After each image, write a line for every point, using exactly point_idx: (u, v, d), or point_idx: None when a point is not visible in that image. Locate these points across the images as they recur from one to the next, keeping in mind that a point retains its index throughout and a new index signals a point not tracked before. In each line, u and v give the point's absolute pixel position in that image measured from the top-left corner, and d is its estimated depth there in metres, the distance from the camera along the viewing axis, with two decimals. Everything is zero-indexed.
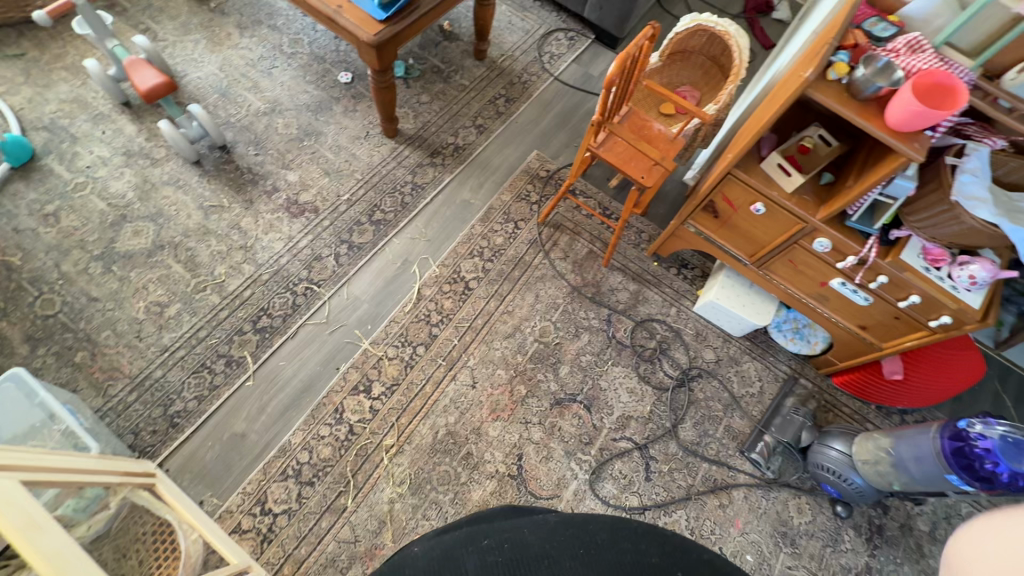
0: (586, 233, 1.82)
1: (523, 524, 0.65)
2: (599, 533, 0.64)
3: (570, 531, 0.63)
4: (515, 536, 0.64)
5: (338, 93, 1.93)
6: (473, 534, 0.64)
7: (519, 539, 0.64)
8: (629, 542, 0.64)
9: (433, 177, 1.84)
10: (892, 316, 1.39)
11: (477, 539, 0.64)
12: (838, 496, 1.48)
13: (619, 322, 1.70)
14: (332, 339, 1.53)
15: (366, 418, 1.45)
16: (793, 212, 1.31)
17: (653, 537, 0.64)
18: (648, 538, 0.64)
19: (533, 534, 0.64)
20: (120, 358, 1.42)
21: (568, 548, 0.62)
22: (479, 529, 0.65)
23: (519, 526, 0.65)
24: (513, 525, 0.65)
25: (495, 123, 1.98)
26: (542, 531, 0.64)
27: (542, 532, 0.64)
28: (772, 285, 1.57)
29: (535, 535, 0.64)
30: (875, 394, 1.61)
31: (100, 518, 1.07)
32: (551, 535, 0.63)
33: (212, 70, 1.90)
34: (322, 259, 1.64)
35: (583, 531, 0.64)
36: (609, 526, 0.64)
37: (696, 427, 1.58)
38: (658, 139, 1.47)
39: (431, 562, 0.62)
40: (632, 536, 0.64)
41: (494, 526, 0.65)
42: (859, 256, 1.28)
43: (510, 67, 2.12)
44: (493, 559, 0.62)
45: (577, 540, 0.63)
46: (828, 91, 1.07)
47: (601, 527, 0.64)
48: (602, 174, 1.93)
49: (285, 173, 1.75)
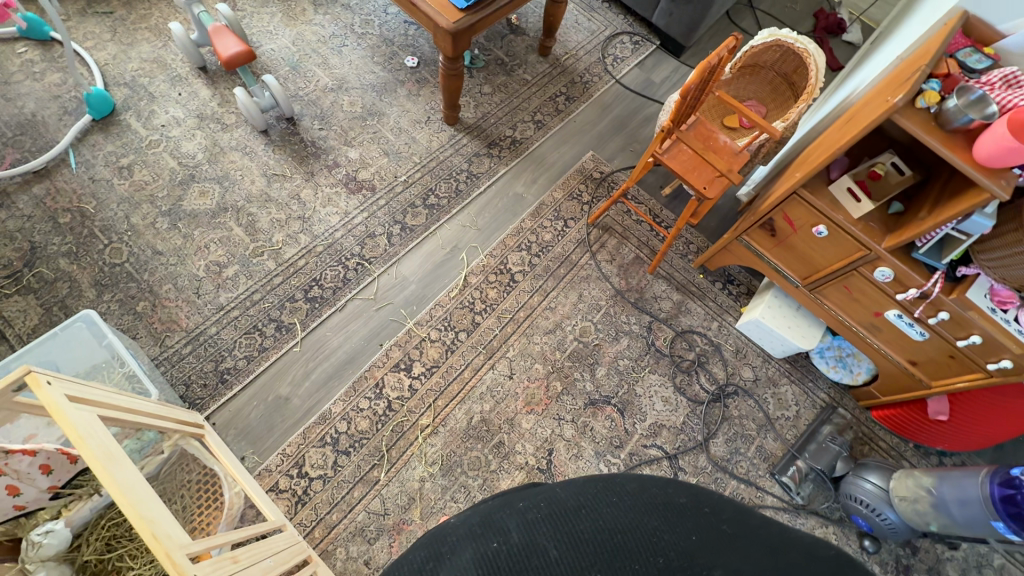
0: (634, 239, 1.82)
1: (553, 484, 0.63)
2: (629, 484, 0.63)
3: (601, 484, 0.62)
4: (547, 494, 0.62)
5: (403, 76, 1.97)
6: (508, 500, 0.62)
7: (552, 495, 0.61)
8: (658, 488, 0.62)
9: (488, 168, 1.86)
10: (946, 354, 1.36)
11: (512, 502, 0.61)
12: (869, 530, 1.45)
13: (659, 330, 1.69)
14: (378, 316, 1.57)
15: (405, 396, 1.48)
16: (857, 238, 1.29)
17: (682, 484, 0.63)
18: (675, 483, 0.63)
19: (565, 491, 0.61)
20: (178, 311, 1.48)
21: (603, 496, 0.60)
22: (512, 497, 0.63)
23: (548, 487, 0.63)
24: (542, 489, 0.64)
25: (554, 120, 1.99)
26: (571, 487, 0.62)
27: (573, 488, 0.62)
28: (822, 309, 1.55)
29: (566, 491, 0.62)
30: (915, 432, 1.57)
31: (152, 461, 1.14)
32: (582, 489, 0.62)
33: (286, 43, 1.95)
34: (374, 237, 1.67)
35: (615, 484, 0.63)
36: (638, 480, 0.63)
37: (727, 443, 1.57)
38: (723, 151, 1.46)
39: (470, 528, 0.58)
40: (660, 483, 0.63)
41: (524, 493, 0.63)
42: (922, 289, 1.26)
43: (573, 66, 2.13)
44: (534, 515, 0.58)
45: (610, 490, 0.61)
46: (915, 118, 1.05)
47: (629, 480, 0.63)
48: (656, 182, 1.93)
49: (347, 149, 1.79)
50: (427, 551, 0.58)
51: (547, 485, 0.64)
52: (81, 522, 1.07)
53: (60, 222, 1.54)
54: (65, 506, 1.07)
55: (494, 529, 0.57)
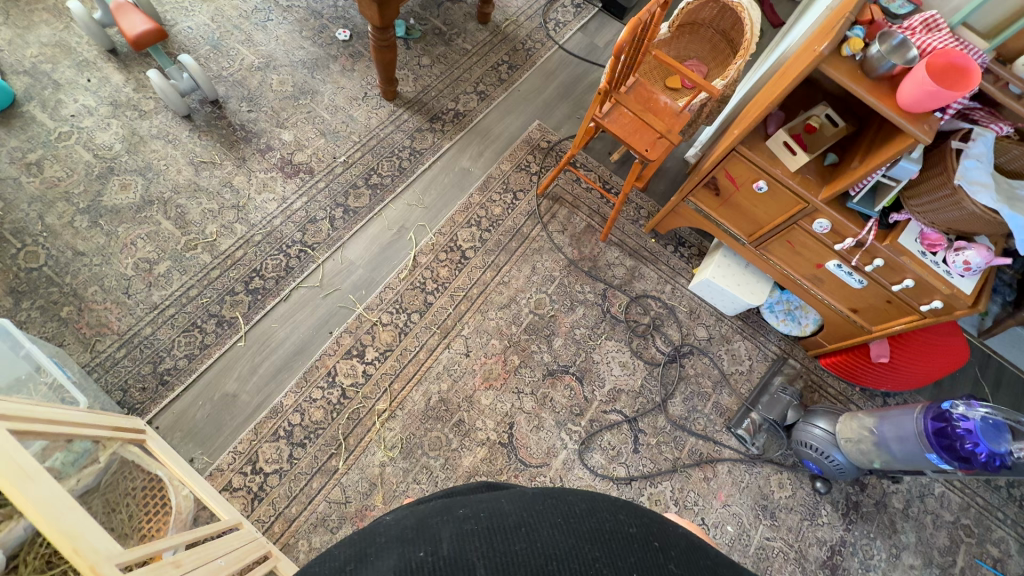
0: (585, 207, 1.80)
1: (500, 495, 0.50)
2: (579, 504, 0.49)
3: (547, 501, 0.49)
4: (490, 506, 0.49)
5: (335, 51, 1.87)
6: (448, 504, 0.50)
7: (495, 508, 0.48)
8: (607, 512, 0.49)
9: (432, 144, 1.80)
10: (883, 299, 1.41)
11: (451, 508, 0.49)
12: (819, 473, 1.52)
13: (614, 297, 1.70)
14: (325, 303, 1.52)
15: (359, 382, 1.45)
16: (795, 192, 1.31)
17: (637, 510, 0.50)
18: (629, 508, 0.50)
19: (510, 503, 0.49)
20: (108, 314, 1.40)
21: (546, 516, 0.47)
22: (456, 500, 0.51)
23: (495, 497, 0.50)
24: (489, 497, 0.51)
25: (497, 90, 1.94)
26: (520, 499, 0.49)
27: (520, 501, 0.49)
28: (768, 265, 1.58)
29: (512, 505, 0.49)
30: (862, 375, 1.63)
31: (88, 472, 1.02)
32: (528, 504, 0.49)
33: (204, 20, 1.82)
34: (316, 222, 1.61)
35: (562, 502, 0.49)
36: (591, 499, 0.50)
37: (685, 402, 1.61)
38: (664, 112, 1.45)
39: (403, 531, 0.47)
40: (611, 505, 0.50)
41: (471, 498, 0.51)
42: (857, 238, 1.29)
43: (514, 33, 2.07)
44: (470, 527, 0.46)
45: (555, 510, 0.48)
46: (842, 67, 1.06)
47: (579, 497, 0.50)
48: (604, 148, 1.91)
49: (280, 131, 1.70)
50: (355, 548, 0.47)
51: (498, 493, 0.52)
52: (16, 543, 1.01)
53: None
54: None
55: (427, 536, 0.46)
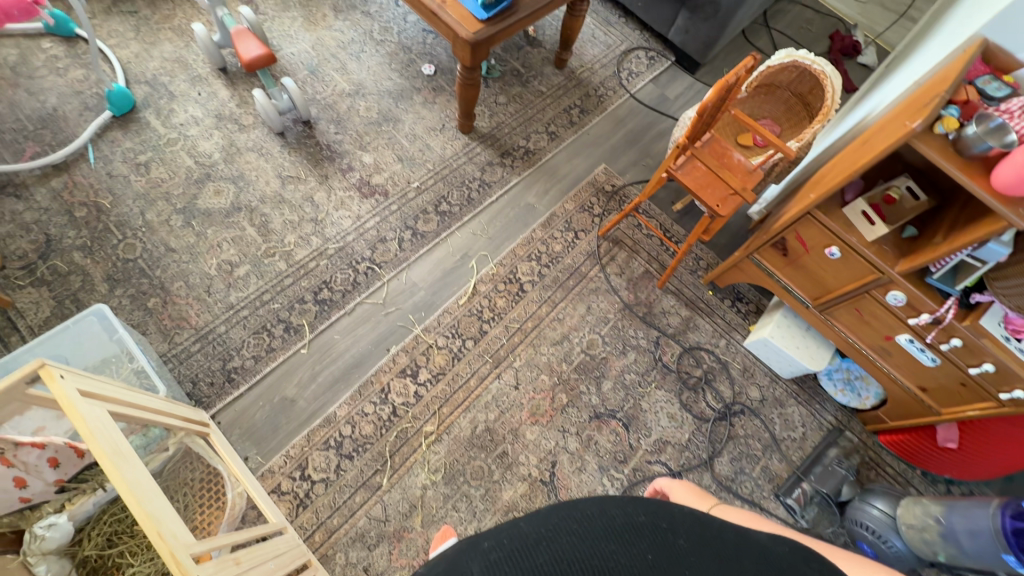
0: (644, 253, 1.82)
1: (520, 518, 0.53)
2: (591, 507, 0.51)
3: (561, 511, 0.51)
4: (509, 530, 0.51)
5: (419, 84, 1.99)
6: (474, 540, 0.51)
7: (514, 530, 0.50)
8: (616, 507, 0.51)
9: (500, 177, 1.87)
10: (957, 381, 1.35)
11: (476, 543, 0.50)
12: (874, 557, 1.44)
13: (667, 346, 1.69)
14: (386, 321, 1.57)
15: (409, 402, 1.48)
16: (870, 261, 1.29)
17: (641, 500, 0.52)
18: (635, 500, 0.52)
19: (527, 524, 0.51)
20: (189, 308, 1.49)
21: (563, 524, 0.49)
22: (478, 537, 0.52)
23: (512, 522, 0.53)
24: (508, 524, 0.53)
25: (567, 132, 2.01)
26: (536, 518, 0.51)
27: (537, 520, 0.51)
28: (832, 331, 1.54)
29: (530, 524, 0.51)
30: (924, 459, 1.56)
31: (157, 458, 1.12)
32: (544, 520, 0.51)
33: (305, 48, 1.97)
34: (385, 241, 1.68)
35: (576, 509, 0.51)
36: (600, 502, 0.52)
37: (732, 463, 1.56)
38: (737, 169, 1.47)
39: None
40: (618, 500, 0.52)
41: (492, 530, 0.52)
42: (934, 315, 1.25)
43: (588, 79, 2.15)
44: (495, 557, 0.47)
45: (570, 516, 0.50)
46: (933, 144, 1.05)
47: (590, 503, 0.52)
48: (667, 197, 1.94)
49: (362, 154, 1.80)
50: None
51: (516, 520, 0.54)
52: (84, 516, 1.06)
53: (76, 216, 1.56)
54: (68, 499, 1.05)
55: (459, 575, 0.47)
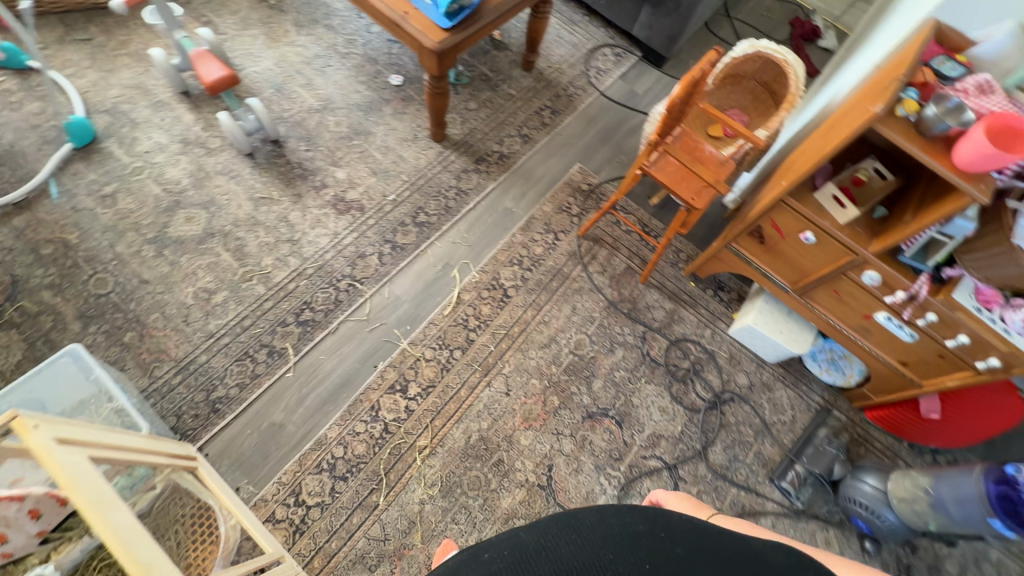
0: (625, 249, 1.83)
1: (518, 527, 0.56)
2: (589, 516, 0.55)
3: (561, 521, 0.55)
4: (510, 539, 0.54)
5: (388, 95, 1.97)
6: (473, 551, 0.54)
7: (515, 539, 0.54)
8: (613, 517, 0.56)
9: (476, 184, 1.86)
10: (936, 353, 1.38)
11: (476, 553, 0.54)
12: (868, 532, 1.47)
13: (654, 340, 1.70)
14: (371, 337, 1.56)
15: (401, 417, 1.47)
16: (844, 243, 1.32)
17: (639, 509, 0.57)
18: (633, 508, 0.56)
19: (527, 533, 0.54)
20: (167, 340, 1.46)
21: (563, 534, 0.54)
22: (478, 545, 0.55)
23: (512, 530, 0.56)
24: (507, 533, 0.56)
25: (540, 134, 2.01)
26: (535, 526, 0.55)
27: (537, 529, 0.55)
28: (812, 314, 1.57)
29: (530, 533, 0.55)
30: (911, 431, 1.59)
31: (144, 498, 1.11)
32: (544, 530, 0.55)
33: (269, 66, 1.94)
34: (364, 257, 1.66)
35: (575, 519, 0.55)
36: (598, 510, 0.56)
37: (725, 451, 1.58)
38: (709, 161, 1.49)
39: None
40: (617, 510, 0.56)
41: (491, 539, 0.56)
42: (909, 291, 1.28)
43: (556, 80, 2.15)
44: (498, 567, 0.52)
45: (570, 526, 0.54)
46: (896, 126, 1.08)
47: (589, 512, 0.56)
48: (643, 191, 1.95)
49: (335, 170, 1.78)
50: None
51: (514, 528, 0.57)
52: (72, 564, 1.02)
53: (42, 254, 1.51)
54: (54, 549, 1.02)
55: None
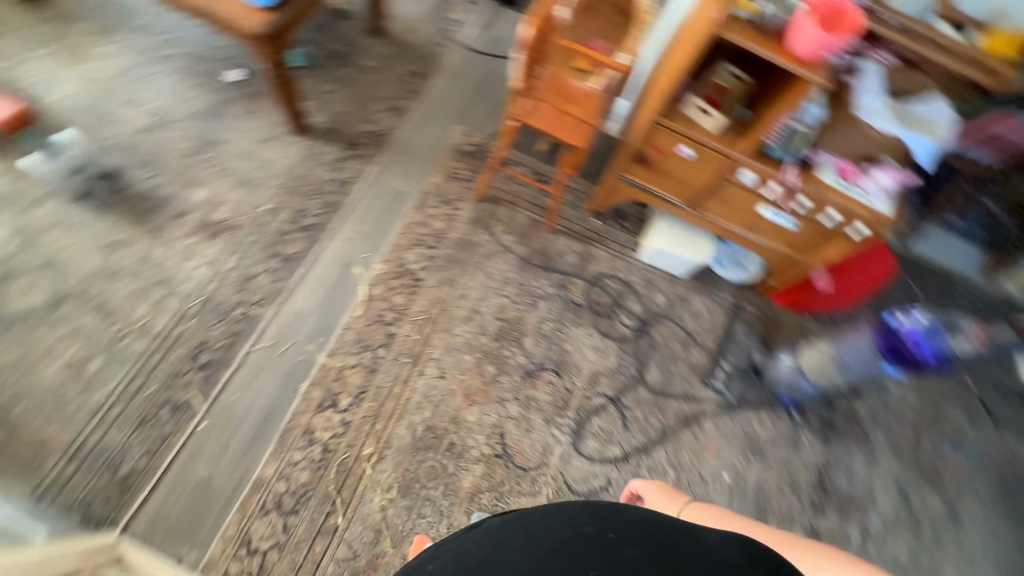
0: (524, 202, 1.81)
1: (463, 533, 0.61)
2: (537, 521, 0.60)
3: (509, 527, 0.60)
4: (455, 548, 0.60)
5: (231, 94, 1.76)
6: (420, 562, 0.60)
7: (460, 551, 0.59)
8: (565, 518, 0.60)
9: (356, 171, 1.74)
10: (816, 232, 1.51)
11: (420, 567, 0.59)
12: (792, 403, 1.68)
13: (572, 284, 1.72)
14: (284, 360, 1.45)
15: (339, 432, 1.40)
16: (718, 150, 1.37)
17: (590, 508, 0.61)
18: (584, 510, 0.61)
19: (473, 543, 0.60)
20: (44, 430, 1.27)
21: (510, 544, 0.58)
22: (425, 555, 0.61)
23: (458, 537, 0.61)
24: (453, 539, 0.61)
25: (411, 103, 1.89)
26: (481, 536, 0.60)
27: (482, 538, 0.60)
28: (707, 223, 1.64)
29: (476, 543, 0.59)
30: (812, 304, 1.77)
31: None
32: (490, 538, 0.59)
33: (75, 89, 1.66)
34: (253, 278, 1.52)
35: (523, 524, 0.60)
36: (545, 514, 0.61)
37: (660, 369, 1.66)
38: (580, 97, 1.48)
39: None
40: (568, 513, 0.61)
41: (434, 547, 0.61)
42: (782, 182, 1.37)
43: (414, 41, 2.02)
44: None
45: (517, 536, 0.59)
46: (737, 28, 1.11)
47: (536, 516, 0.61)
48: (529, 139, 1.91)
49: (191, 191, 1.59)
50: None
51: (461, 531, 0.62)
52: None
53: None
54: None
55: None
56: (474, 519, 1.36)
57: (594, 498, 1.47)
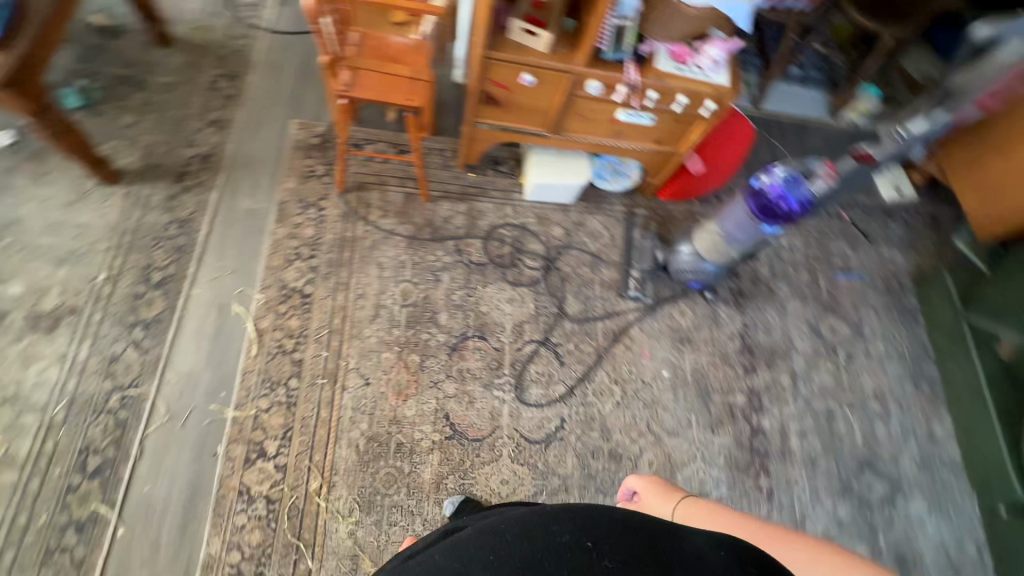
0: (393, 179, 1.70)
1: (436, 550, 0.63)
2: (509, 531, 0.60)
3: (481, 538, 0.61)
4: (428, 562, 0.62)
5: (10, 164, 1.49)
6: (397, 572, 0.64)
7: (430, 562, 0.62)
8: (538, 529, 0.59)
9: (196, 204, 1.55)
10: (674, 123, 1.53)
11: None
12: (702, 286, 1.78)
13: (469, 246, 1.67)
14: (189, 430, 1.32)
15: (279, 479, 1.31)
16: (557, 69, 1.34)
17: (568, 515, 0.60)
18: (559, 516, 0.60)
19: (442, 556, 0.61)
20: None
21: (480, 554, 0.58)
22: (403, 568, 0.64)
23: (431, 554, 0.63)
24: (427, 557, 0.63)
25: (231, 110, 1.69)
26: (450, 551, 0.62)
27: (451, 551, 0.61)
28: (576, 145, 1.63)
29: (445, 556, 0.61)
30: (694, 188, 1.84)
31: None
32: (461, 552, 0.60)
33: None
34: (118, 357, 1.35)
35: (495, 535, 0.60)
36: (517, 521, 0.61)
37: (578, 298, 1.69)
38: (404, 53, 1.37)
39: None
40: (541, 521, 0.60)
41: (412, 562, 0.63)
42: (627, 83, 1.36)
43: (211, 41, 1.79)
44: None
45: (489, 546, 0.59)
46: None
47: (509, 525, 0.61)
48: (375, 112, 1.78)
49: (5, 289, 1.36)
50: None
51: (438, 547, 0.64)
52: None
53: None
54: None
55: None
56: (448, 506, 1.33)
57: (554, 439, 1.49)
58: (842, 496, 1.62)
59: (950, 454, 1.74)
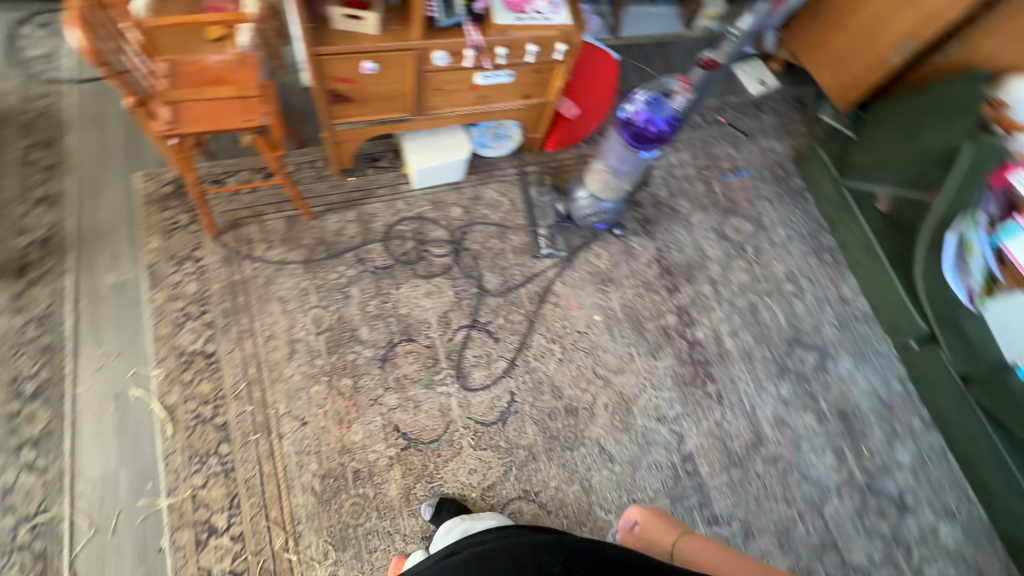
0: (268, 206, 1.58)
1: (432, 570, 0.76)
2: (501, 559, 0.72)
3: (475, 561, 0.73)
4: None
5: None
6: None
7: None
8: (529, 558, 0.71)
9: (52, 296, 1.39)
10: (534, 74, 1.50)
11: None
12: (609, 225, 1.80)
13: (370, 253, 1.60)
14: (123, 534, 1.22)
15: (240, 549, 1.25)
16: (396, 48, 1.27)
17: (559, 548, 0.72)
18: (551, 547, 0.72)
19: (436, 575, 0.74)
20: None
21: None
22: None
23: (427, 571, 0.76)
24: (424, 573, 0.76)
25: (60, 183, 1.51)
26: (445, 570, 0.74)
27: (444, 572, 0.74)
28: (445, 121, 1.57)
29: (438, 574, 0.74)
30: (574, 133, 1.84)
31: None
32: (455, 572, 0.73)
33: None
34: (15, 486, 1.22)
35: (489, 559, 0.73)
36: (511, 552, 0.73)
37: (494, 271, 1.67)
38: (227, 71, 1.25)
39: None
40: (534, 551, 0.72)
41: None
42: (472, 46, 1.31)
43: (10, 110, 1.57)
44: None
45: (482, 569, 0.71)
46: None
47: (502, 553, 0.73)
48: (226, 140, 1.64)
49: None
50: None
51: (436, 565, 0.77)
52: None
53: None
54: None
55: None
56: (427, 511, 1.33)
57: (509, 414, 1.50)
58: (781, 377, 1.74)
59: (860, 308, 1.91)
